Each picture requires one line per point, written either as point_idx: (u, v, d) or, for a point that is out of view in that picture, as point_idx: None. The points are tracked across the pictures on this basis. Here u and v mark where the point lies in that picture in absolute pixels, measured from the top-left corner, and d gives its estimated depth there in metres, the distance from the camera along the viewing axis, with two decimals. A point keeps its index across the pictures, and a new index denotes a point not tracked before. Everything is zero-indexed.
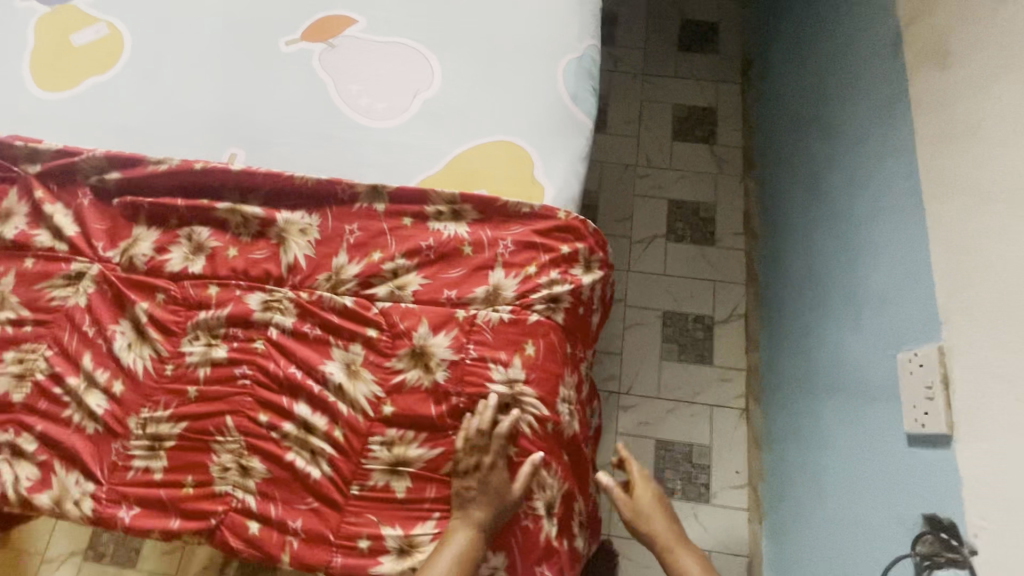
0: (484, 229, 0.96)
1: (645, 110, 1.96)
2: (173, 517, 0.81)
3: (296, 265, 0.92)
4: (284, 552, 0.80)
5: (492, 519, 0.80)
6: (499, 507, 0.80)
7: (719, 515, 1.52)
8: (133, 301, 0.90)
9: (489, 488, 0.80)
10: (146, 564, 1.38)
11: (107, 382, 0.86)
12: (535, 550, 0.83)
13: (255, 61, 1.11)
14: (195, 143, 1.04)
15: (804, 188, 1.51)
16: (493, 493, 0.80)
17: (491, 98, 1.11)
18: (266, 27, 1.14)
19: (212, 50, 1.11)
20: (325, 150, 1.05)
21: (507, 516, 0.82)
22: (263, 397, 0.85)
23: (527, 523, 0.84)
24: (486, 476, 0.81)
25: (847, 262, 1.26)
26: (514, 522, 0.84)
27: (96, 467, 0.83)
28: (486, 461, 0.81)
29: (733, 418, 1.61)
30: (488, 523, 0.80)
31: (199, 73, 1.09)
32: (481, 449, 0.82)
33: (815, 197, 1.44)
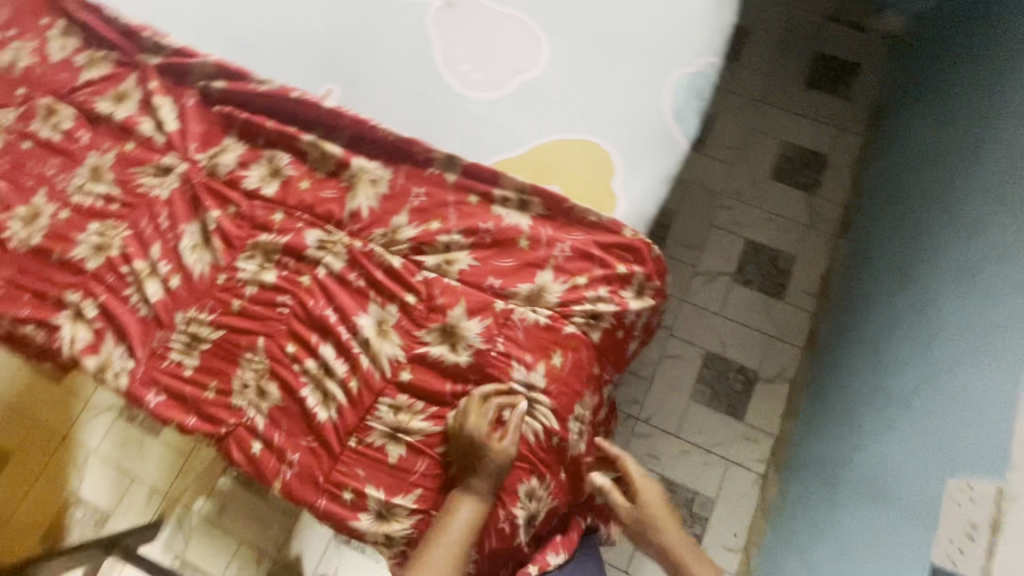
0: (545, 227, 0.93)
1: (748, 140, 1.83)
2: (190, 415, 0.87)
3: (358, 213, 0.94)
4: (277, 479, 0.84)
5: (481, 484, 0.81)
6: (487, 471, 0.81)
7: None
8: (208, 206, 0.95)
9: (473, 451, 0.81)
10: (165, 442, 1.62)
11: (167, 275, 0.92)
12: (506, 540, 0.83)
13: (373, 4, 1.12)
14: (298, 70, 1.07)
15: (899, 267, 1.37)
16: (477, 456, 0.81)
17: (590, 95, 1.07)
18: None
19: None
20: (414, 106, 1.05)
21: (495, 479, 0.82)
22: (296, 329, 0.88)
23: (503, 525, 0.83)
24: (469, 439, 0.81)
25: (921, 362, 1.14)
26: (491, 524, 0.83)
27: (138, 349, 0.90)
28: (468, 423, 0.82)
29: (748, 481, 1.53)
30: (476, 488, 0.81)
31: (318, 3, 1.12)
32: (464, 412, 0.83)
33: (908, 279, 1.30)
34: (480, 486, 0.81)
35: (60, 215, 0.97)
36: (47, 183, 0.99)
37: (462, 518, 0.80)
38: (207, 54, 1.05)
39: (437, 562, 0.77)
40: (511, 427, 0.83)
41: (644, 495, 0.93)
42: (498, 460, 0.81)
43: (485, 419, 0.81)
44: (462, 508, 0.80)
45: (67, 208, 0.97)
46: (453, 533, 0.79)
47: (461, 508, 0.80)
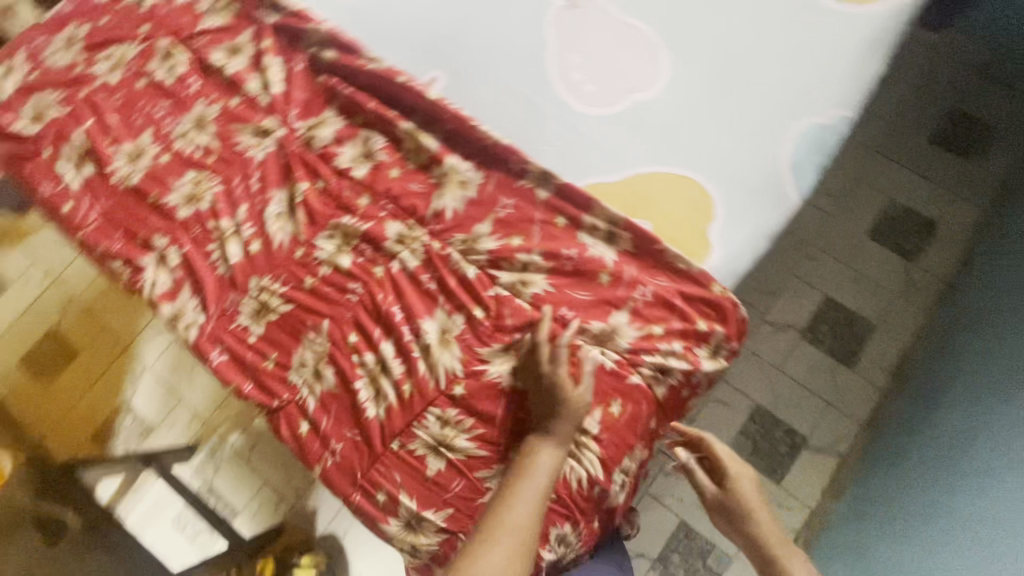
0: (629, 266, 0.88)
1: (853, 189, 1.67)
2: (246, 381, 0.89)
3: (442, 214, 0.91)
4: (318, 464, 0.85)
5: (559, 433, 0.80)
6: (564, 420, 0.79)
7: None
8: (299, 177, 0.95)
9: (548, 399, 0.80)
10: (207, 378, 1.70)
11: (249, 238, 0.93)
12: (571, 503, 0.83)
13: None
14: (407, 51, 1.05)
15: (995, 363, 1.22)
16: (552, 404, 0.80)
17: (703, 130, 1.00)
18: None
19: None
20: (517, 109, 1.01)
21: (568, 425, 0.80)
22: (361, 320, 0.88)
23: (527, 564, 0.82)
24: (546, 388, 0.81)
25: (1001, 483, 1.03)
26: None
27: (210, 306, 0.92)
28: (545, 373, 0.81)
29: None
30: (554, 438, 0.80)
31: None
32: (538, 360, 0.82)
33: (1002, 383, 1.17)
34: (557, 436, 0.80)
35: (161, 158, 1.00)
36: (155, 125, 1.02)
37: (541, 467, 0.79)
38: (323, 20, 1.04)
39: (521, 509, 0.76)
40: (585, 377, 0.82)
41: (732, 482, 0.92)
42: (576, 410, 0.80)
43: (559, 368, 0.81)
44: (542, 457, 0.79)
45: (168, 153, 1.00)
46: (535, 483, 0.78)
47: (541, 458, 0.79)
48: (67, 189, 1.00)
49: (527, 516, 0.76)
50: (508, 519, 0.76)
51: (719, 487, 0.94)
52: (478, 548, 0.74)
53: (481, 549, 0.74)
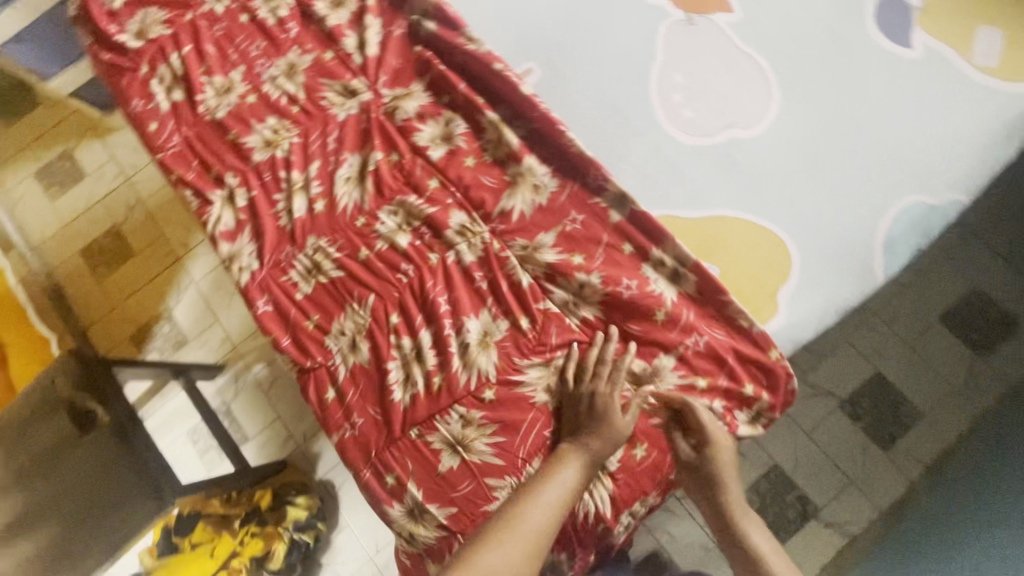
0: (687, 310, 0.84)
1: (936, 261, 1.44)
2: (284, 335, 0.90)
3: (508, 214, 0.89)
4: (336, 432, 0.86)
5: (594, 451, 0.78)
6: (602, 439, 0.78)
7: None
8: (376, 146, 0.94)
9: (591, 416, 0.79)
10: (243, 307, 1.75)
11: (315, 197, 0.94)
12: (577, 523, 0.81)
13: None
14: (509, 39, 1.02)
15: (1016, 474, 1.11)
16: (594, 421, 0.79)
17: (797, 184, 0.94)
18: None
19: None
20: (607, 121, 0.97)
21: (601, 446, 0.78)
22: (407, 302, 0.87)
23: None
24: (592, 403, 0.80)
25: None
26: None
27: (266, 255, 0.93)
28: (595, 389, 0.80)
29: None
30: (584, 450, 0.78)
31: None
32: (596, 375, 0.81)
33: None
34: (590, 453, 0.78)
35: (248, 98, 1.00)
36: (249, 63, 1.02)
37: (564, 476, 0.77)
38: None
39: (536, 511, 0.75)
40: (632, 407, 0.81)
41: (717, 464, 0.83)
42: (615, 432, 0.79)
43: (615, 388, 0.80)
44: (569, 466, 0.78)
45: (255, 94, 1.00)
46: (559, 489, 0.77)
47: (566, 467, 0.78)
48: (156, 109, 1.03)
49: (542, 519, 0.75)
50: (521, 518, 0.74)
51: (700, 462, 0.84)
52: (487, 543, 0.73)
53: (490, 542, 0.73)
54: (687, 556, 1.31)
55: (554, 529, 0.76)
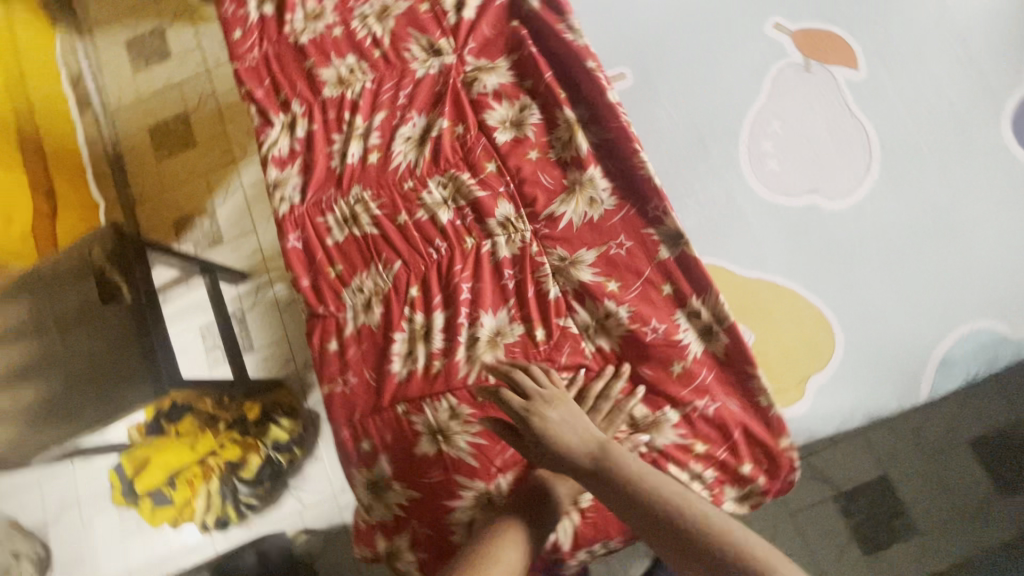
0: (706, 370, 0.80)
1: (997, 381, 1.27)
2: (305, 275, 0.90)
3: (555, 220, 0.86)
4: (327, 384, 0.86)
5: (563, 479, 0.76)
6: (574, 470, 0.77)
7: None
8: (444, 113, 0.92)
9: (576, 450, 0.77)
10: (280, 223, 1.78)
11: (372, 147, 0.92)
12: None
13: (727, 28, 0.98)
14: (611, 44, 0.99)
15: None
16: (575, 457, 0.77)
17: (865, 272, 0.87)
18: (769, 7, 0.98)
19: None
20: (685, 153, 0.93)
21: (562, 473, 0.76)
22: (430, 279, 0.86)
23: None
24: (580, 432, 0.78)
25: None
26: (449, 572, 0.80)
27: (308, 192, 0.92)
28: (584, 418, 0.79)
29: None
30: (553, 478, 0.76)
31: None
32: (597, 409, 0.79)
33: None
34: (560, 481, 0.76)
35: (333, 30, 0.98)
36: None
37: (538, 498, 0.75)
38: None
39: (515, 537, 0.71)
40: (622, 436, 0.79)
41: (547, 432, 0.73)
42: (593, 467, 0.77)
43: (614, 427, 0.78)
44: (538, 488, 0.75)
45: (342, 27, 0.98)
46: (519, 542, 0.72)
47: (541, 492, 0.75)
48: (244, 17, 1.02)
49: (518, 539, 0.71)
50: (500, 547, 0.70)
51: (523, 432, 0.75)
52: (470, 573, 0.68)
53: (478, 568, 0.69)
54: None
55: (532, 551, 0.72)
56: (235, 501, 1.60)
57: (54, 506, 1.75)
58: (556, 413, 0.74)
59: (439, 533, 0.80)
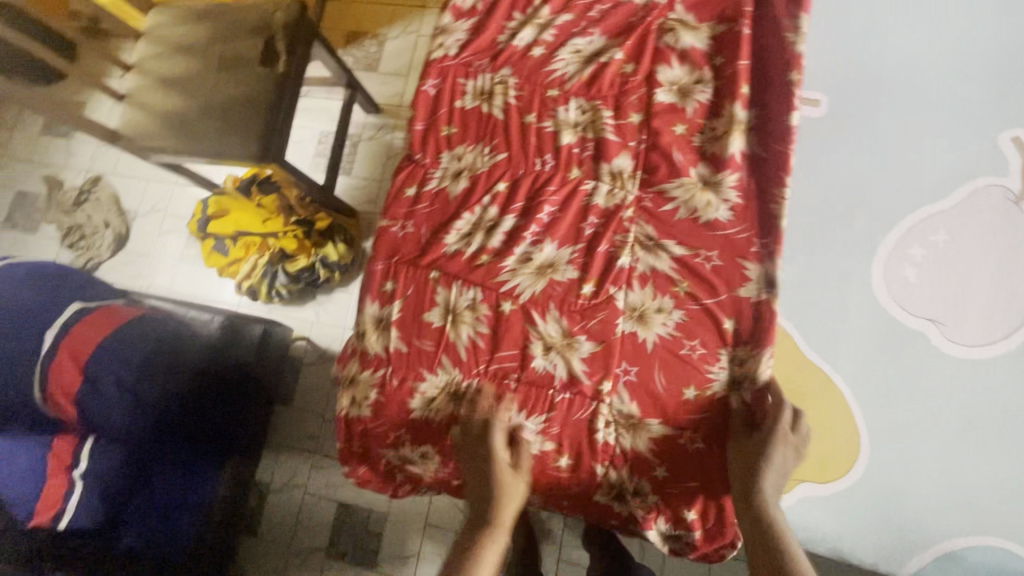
0: (713, 412, 0.79)
1: None
2: (421, 121, 0.94)
3: (664, 199, 0.84)
4: (387, 220, 0.91)
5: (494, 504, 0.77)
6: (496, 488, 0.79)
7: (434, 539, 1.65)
8: (623, 47, 0.89)
9: (484, 484, 0.79)
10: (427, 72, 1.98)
11: (542, 41, 0.92)
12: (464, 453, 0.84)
13: (956, 113, 0.86)
14: (822, 66, 0.90)
15: None
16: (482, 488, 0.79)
17: (927, 425, 0.78)
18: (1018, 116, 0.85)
19: (972, 59, 0.87)
20: (825, 210, 0.85)
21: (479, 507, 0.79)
22: (522, 184, 0.87)
23: (390, 434, 0.88)
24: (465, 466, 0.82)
25: None
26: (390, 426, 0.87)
27: (464, 50, 0.94)
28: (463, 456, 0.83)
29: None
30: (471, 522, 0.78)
31: (931, 51, 0.88)
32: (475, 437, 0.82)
33: None
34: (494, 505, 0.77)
35: None
36: None
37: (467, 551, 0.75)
38: None
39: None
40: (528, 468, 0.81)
41: (771, 459, 0.73)
42: (512, 504, 0.79)
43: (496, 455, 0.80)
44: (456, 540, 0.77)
45: None
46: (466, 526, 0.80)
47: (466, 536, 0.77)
48: None
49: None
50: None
51: (752, 436, 0.76)
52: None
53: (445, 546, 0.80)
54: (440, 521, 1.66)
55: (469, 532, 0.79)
56: (270, 283, 1.79)
57: (147, 203, 2.04)
58: (785, 455, 0.74)
59: (401, 390, 0.85)
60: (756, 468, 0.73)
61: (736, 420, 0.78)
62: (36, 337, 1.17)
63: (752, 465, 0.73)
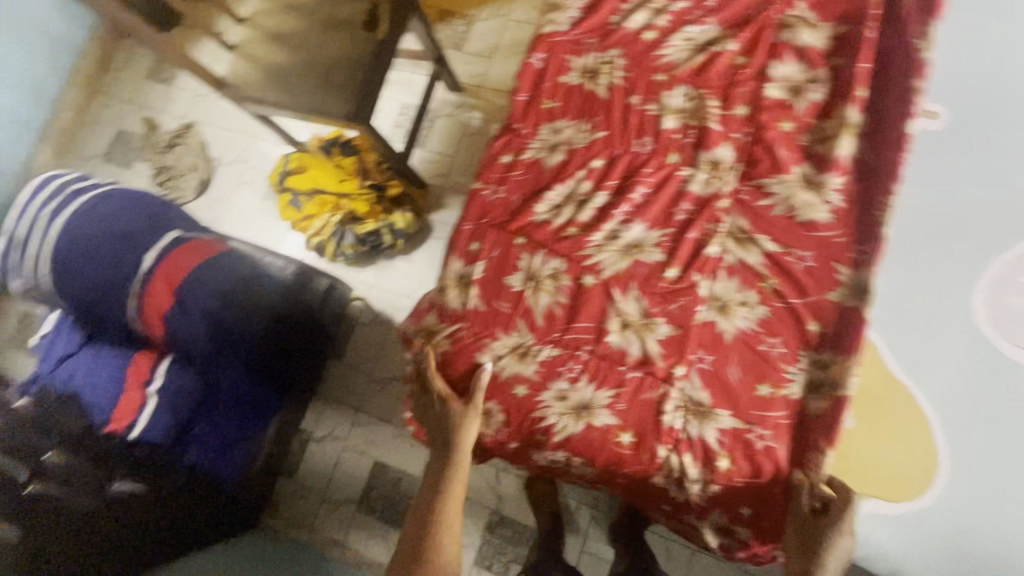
0: (786, 412, 0.78)
1: None
2: (525, 91, 0.96)
3: (761, 194, 0.83)
4: (480, 183, 0.94)
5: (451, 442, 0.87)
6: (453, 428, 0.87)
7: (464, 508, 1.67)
8: (738, 38, 0.89)
9: (443, 422, 0.89)
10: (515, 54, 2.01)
11: (655, 25, 0.92)
12: (527, 417, 0.85)
13: None
14: (945, 78, 0.87)
15: None
16: (443, 428, 0.89)
17: (1014, 460, 0.75)
18: None
19: None
20: (929, 225, 0.83)
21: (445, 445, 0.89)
22: (618, 163, 0.88)
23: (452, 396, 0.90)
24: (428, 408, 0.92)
25: None
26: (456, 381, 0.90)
27: (575, 27, 0.96)
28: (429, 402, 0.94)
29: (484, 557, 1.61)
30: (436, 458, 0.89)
31: None
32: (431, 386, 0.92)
33: None
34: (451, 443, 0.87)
35: None
36: None
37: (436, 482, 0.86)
38: None
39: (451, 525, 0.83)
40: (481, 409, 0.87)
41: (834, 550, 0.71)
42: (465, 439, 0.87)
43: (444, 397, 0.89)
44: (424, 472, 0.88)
45: None
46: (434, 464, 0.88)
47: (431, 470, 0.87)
48: None
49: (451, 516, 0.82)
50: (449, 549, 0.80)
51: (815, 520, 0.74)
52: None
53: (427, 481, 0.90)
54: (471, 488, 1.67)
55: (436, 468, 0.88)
56: (338, 241, 1.85)
57: (232, 153, 2.15)
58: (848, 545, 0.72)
59: (474, 345, 0.88)
60: (817, 554, 0.72)
61: (805, 497, 0.76)
62: (136, 258, 1.28)
63: (813, 551, 0.72)
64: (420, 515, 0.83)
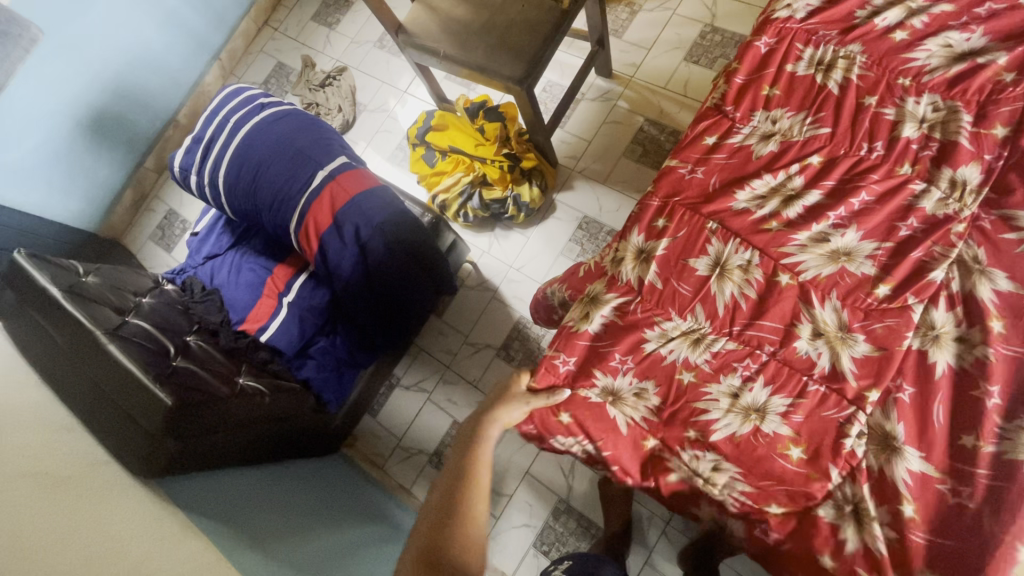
0: (992, 472, 0.67)
1: None
2: (743, 74, 0.92)
3: (1004, 225, 0.75)
4: (677, 160, 0.92)
5: (490, 412, 0.86)
6: (500, 401, 0.88)
7: (531, 488, 1.51)
8: (1011, 52, 0.80)
9: (497, 397, 0.89)
10: (676, 49, 1.95)
11: (908, 28, 0.85)
12: (682, 406, 0.80)
13: None
14: None
15: None
16: (493, 402, 0.89)
17: None
18: None
19: None
20: None
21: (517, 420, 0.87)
22: (838, 165, 0.83)
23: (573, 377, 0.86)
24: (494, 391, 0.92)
25: None
26: (605, 354, 0.85)
27: (812, 16, 0.91)
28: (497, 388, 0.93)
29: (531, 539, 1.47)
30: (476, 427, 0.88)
31: None
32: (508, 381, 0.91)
33: None
34: (489, 413, 0.86)
35: None
36: None
37: (470, 447, 0.85)
38: None
39: (478, 486, 0.81)
40: (533, 402, 0.85)
41: None
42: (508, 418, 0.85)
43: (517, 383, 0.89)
44: (464, 436, 0.88)
45: None
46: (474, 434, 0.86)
47: (470, 436, 0.87)
48: None
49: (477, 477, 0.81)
50: (473, 504, 0.79)
51: None
52: (463, 546, 0.75)
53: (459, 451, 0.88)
54: (541, 470, 1.53)
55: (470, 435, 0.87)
56: (463, 202, 1.87)
57: (376, 102, 2.17)
58: None
59: (641, 321, 0.85)
60: None
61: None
62: (309, 175, 1.36)
63: None
64: (452, 471, 0.84)
